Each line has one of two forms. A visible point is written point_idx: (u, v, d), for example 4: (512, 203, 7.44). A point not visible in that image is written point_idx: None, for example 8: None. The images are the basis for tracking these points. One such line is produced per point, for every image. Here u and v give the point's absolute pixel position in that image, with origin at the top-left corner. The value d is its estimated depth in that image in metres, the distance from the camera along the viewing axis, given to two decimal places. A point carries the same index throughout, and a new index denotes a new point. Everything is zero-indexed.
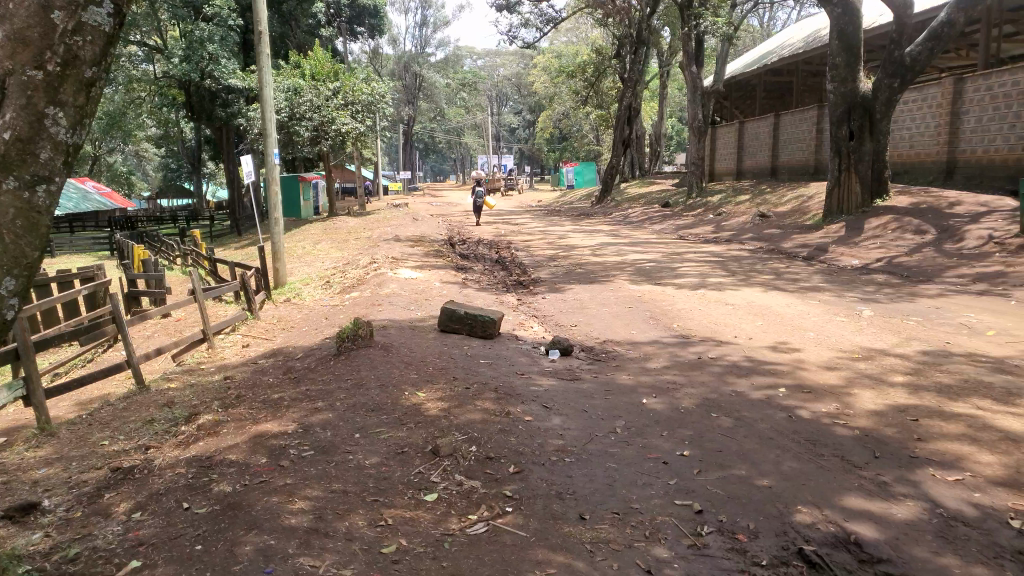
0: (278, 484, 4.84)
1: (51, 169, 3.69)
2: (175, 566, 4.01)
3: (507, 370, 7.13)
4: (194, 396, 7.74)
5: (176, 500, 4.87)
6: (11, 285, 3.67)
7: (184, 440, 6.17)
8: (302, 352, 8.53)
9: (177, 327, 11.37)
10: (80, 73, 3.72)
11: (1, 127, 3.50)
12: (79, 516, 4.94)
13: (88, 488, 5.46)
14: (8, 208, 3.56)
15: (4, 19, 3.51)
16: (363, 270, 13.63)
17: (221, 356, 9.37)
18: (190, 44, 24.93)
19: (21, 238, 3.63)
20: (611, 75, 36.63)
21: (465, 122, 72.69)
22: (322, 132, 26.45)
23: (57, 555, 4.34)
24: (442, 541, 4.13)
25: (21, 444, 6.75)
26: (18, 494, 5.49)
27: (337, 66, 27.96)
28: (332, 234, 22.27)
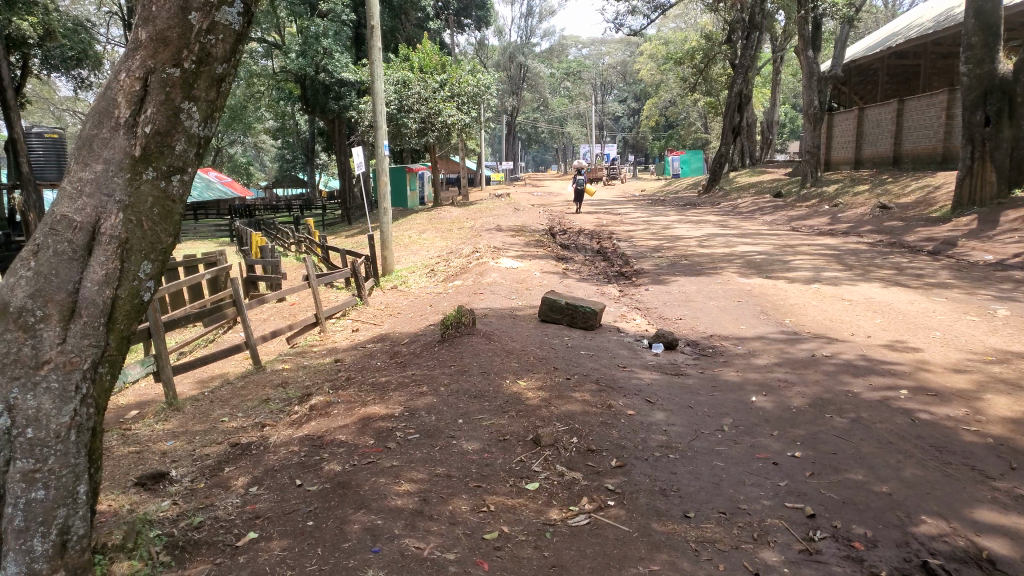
0: (385, 465, 4.99)
1: (185, 161, 3.97)
2: (289, 540, 4.22)
3: (608, 362, 7.07)
4: (306, 377, 8.09)
5: (290, 476, 5.11)
6: (148, 270, 3.94)
7: (296, 419, 6.45)
8: (407, 338, 8.75)
9: (292, 311, 11.89)
10: (213, 69, 3.93)
11: (143, 122, 3.77)
12: (202, 486, 5.26)
13: (211, 461, 5.81)
14: (147, 197, 3.84)
15: (148, 21, 3.76)
16: (465, 259, 13.82)
17: (332, 340, 9.74)
18: (307, 40, 25.97)
19: (156, 227, 3.90)
20: (721, 61, 35.46)
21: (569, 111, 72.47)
22: (428, 124, 26.99)
23: (183, 522, 4.66)
24: (544, 531, 4.15)
25: (152, 417, 7.25)
26: (149, 463, 5.89)
27: (445, 58, 28.41)
28: (437, 224, 22.70)
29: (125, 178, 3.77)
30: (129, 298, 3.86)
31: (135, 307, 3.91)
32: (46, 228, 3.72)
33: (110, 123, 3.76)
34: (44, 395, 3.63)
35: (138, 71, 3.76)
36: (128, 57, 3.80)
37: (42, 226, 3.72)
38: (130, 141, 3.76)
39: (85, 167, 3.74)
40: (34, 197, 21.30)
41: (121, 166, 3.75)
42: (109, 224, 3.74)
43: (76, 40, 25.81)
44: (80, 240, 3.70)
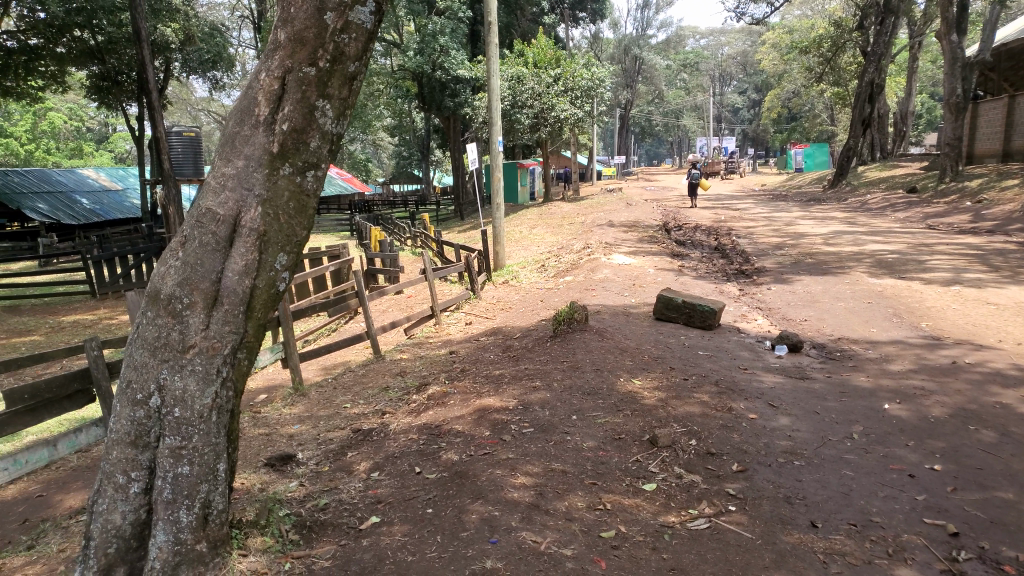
0: (502, 457, 5.04)
1: (318, 157, 4.13)
2: (409, 526, 4.33)
3: (727, 363, 6.85)
4: (423, 367, 8.29)
5: (410, 464, 5.25)
6: (284, 261, 4.13)
7: (415, 408, 6.62)
8: (520, 332, 8.81)
9: (409, 303, 12.24)
10: (345, 68, 4.07)
11: (281, 120, 3.96)
12: (327, 470, 5.49)
13: (334, 445, 6.05)
14: (284, 191, 4.02)
15: (286, 23, 3.93)
16: (577, 255, 13.77)
17: (447, 332, 9.95)
18: (425, 38, 26.60)
19: (292, 220, 4.09)
20: (851, 49, 33.67)
21: (685, 104, 70.86)
22: (541, 119, 27.09)
23: (310, 503, 4.87)
24: (662, 533, 4.07)
25: (280, 402, 7.62)
26: (278, 445, 6.20)
27: (559, 53, 28.40)
28: (549, 219, 22.77)
29: (263, 173, 3.96)
30: (266, 288, 4.05)
31: (271, 296, 4.10)
32: (193, 221, 3.98)
33: (251, 121, 3.97)
34: (189, 376, 3.87)
35: (277, 71, 3.95)
36: (268, 57, 3.99)
37: (190, 220, 3.99)
38: (269, 138, 3.95)
39: (228, 163, 3.97)
40: (174, 192, 22.87)
41: (261, 162, 3.95)
42: (250, 217, 3.95)
43: (213, 44, 27.58)
44: (223, 232, 3.92)
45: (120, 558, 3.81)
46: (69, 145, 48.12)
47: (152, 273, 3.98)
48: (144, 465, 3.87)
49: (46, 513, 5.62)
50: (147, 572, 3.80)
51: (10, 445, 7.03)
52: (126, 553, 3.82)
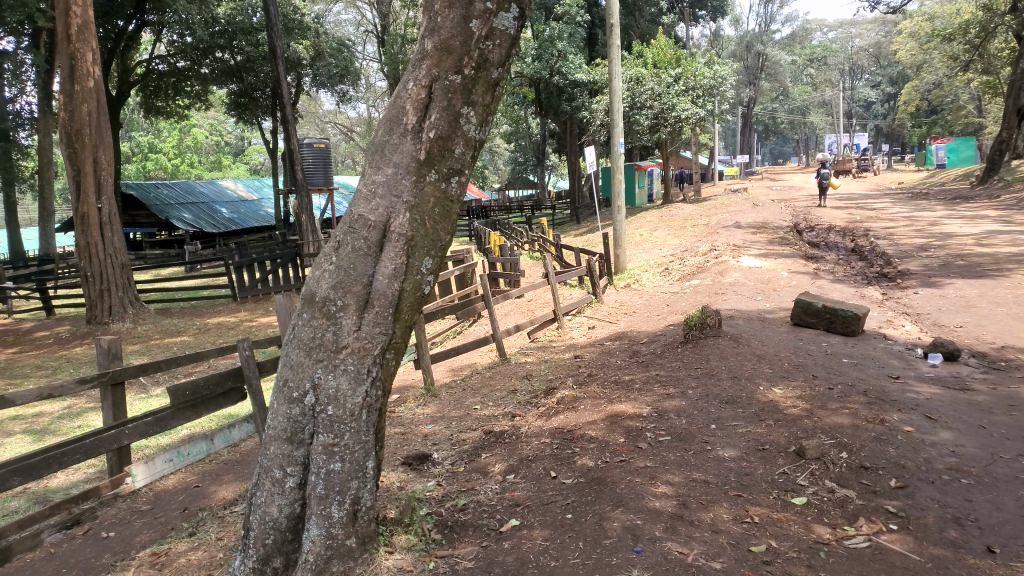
0: (639, 465, 4.94)
1: (462, 162, 4.19)
2: (550, 531, 4.32)
3: (876, 372, 6.46)
4: (550, 371, 8.30)
5: (545, 468, 5.25)
6: (429, 265, 4.20)
7: (545, 412, 6.62)
8: (648, 337, 8.67)
9: (531, 306, 12.31)
10: (489, 74, 4.12)
11: (427, 127, 4.05)
12: (462, 470, 5.56)
13: (468, 446, 6.13)
14: (430, 197, 4.11)
15: (434, 32, 4.02)
16: (701, 258, 13.43)
17: (571, 336, 9.92)
18: (542, 44, 26.81)
19: (437, 224, 4.17)
20: (1003, 33, 31.21)
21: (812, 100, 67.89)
22: (661, 120, 26.67)
23: (448, 503, 4.95)
24: (817, 550, 3.86)
25: (412, 402, 7.83)
26: (413, 444, 6.36)
27: (679, 52, 27.91)
28: (669, 222, 22.36)
29: (411, 180, 4.07)
30: (413, 290, 4.15)
31: (417, 299, 4.19)
32: (346, 226, 4.13)
33: (400, 129, 4.09)
34: (342, 376, 4.00)
35: (424, 79, 4.04)
36: (416, 67, 4.09)
37: (342, 225, 4.14)
38: (416, 146, 4.05)
39: (378, 171, 4.10)
40: (306, 200, 24.05)
41: (409, 169, 4.05)
42: (398, 223, 4.06)
43: (340, 58, 28.90)
44: (374, 237, 4.05)
45: (277, 549, 4.00)
46: (210, 158, 51.63)
47: (307, 278, 4.17)
48: (299, 460, 4.03)
49: (203, 503, 5.99)
50: (301, 563, 3.95)
51: (169, 438, 7.56)
52: (283, 545, 4.00)
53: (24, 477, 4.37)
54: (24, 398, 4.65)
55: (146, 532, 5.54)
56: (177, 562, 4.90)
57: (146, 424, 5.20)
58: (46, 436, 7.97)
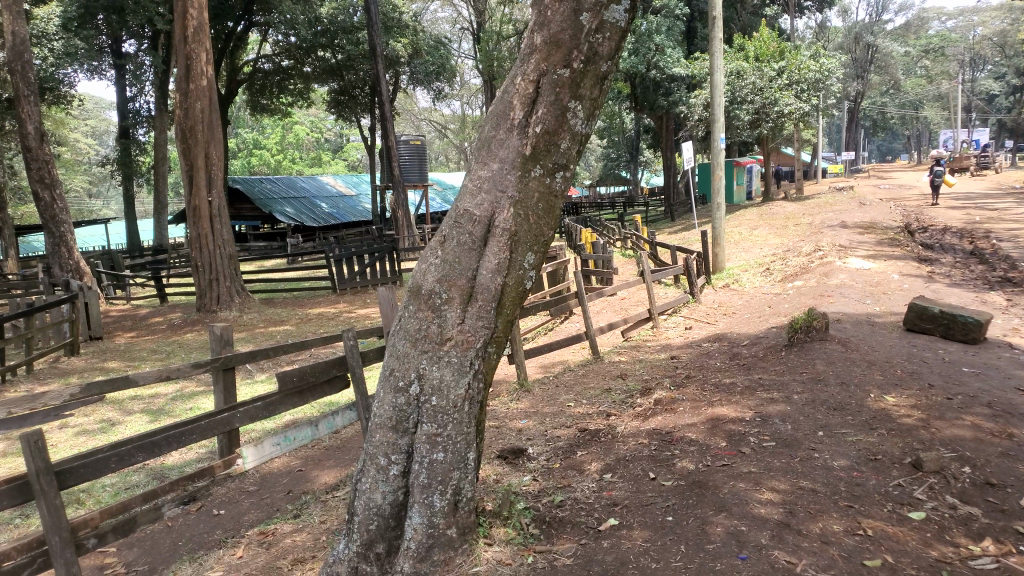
0: (742, 470, 4.80)
1: (568, 157, 4.16)
2: (650, 532, 4.25)
3: (1000, 383, 6.05)
4: (644, 370, 8.19)
5: (644, 468, 5.17)
6: (531, 260, 4.19)
7: (642, 412, 6.52)
8: (748, 339, 8.43)
9: (625, 305, 12.18)
10: (598, 68, 4.08)
11: (534, 122, 4.04)
12: (558, 466, 5.55)
13: (563, 443, 6.11)
14: (534, 192, 4.10)
15: (543, 26, 4.01)
16: (804, 258, 12.94)
17: (666, 336, 9.76)
18: (639, 38, 26.42)
19: (541, 219, 4.15)
20: None
21: (926, 93, 64.36)
22: (763, 115, 25.91)
23: (545, 499, 4.94)
24: (938, 569, 3.65)
25: (506, 396, 7.88)
26: (508, 439, 6.39)
27: (783, 44, 26.97)
28: (770, 220, 21.70)
29: (516, 175, 4.07)
30: (515, 285, 4.16)
31: (519, 294, 4.19)
32: (452, 221, 4.17)
33: (507, 124, 4.10)
34: (446, 367, 4.05)
35: (532, 74, 4.04)
36: (524, 61, 4.09)
37: (448, 220, 4.20)
38: (522, 141, 4.05)
39: (484, 166, 4.13)
40: (402, 195, 24.60)
41: (515, 164, 4.06)
42: (503, 218, 4.07)
43: (437, 56, 29.43)
44: (479, 232, 4.08)
45: (380, 535, 4.05)
46: (310, 154, 53.36)
47: (413, 271, 4.24)
48: (403, 449, 4.09)
49: (306, 487, 6.20)
50: (403, 551, 4.00)
51: (274, 422, 7.88)
52: (386, 531, 4.05)
53: (147, 454, 4.56)
54: (146, 379, 4.89)
55: (254, 511, 5.79)
56: (282, 542, 5.10)
57: (256, 408, 5.36)
58: (161, 416, 8.44)
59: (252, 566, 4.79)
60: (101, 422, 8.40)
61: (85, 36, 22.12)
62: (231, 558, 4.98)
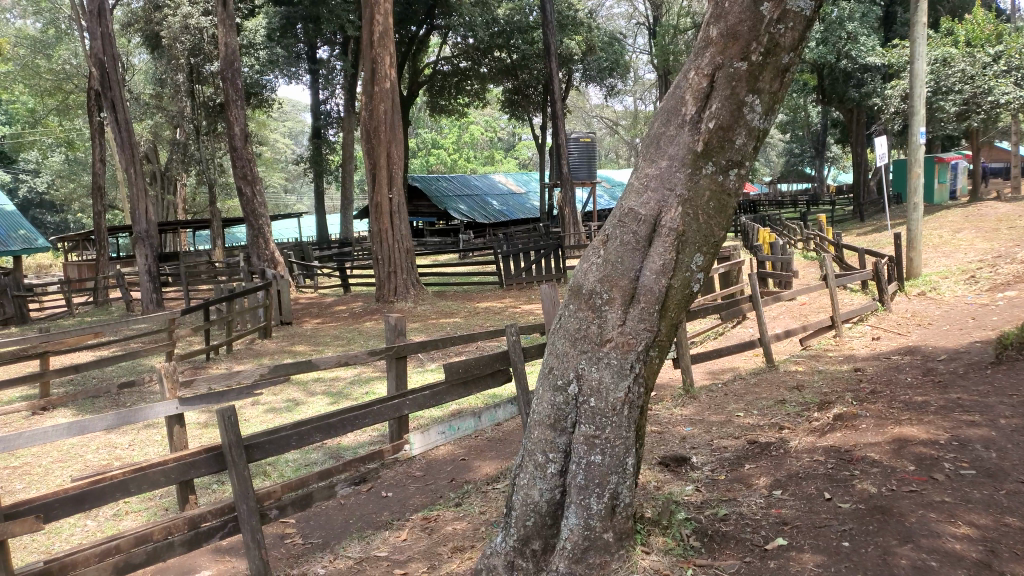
0: (933, 499, 4.32)
1: (744, 154, 3.92)
2: (823, 557, 3.93)
3: None
4: (823, 383, 7.62)
5: (818, 488, 4.79)
6: (700, 261, 3.99)
7: (817, 428, 6.05)
8: (945, 354, 7.61)
9: (803, 311, 11.45)
10: (779, 60, 3.81)
11: (707, 118, 3.86)
12: (723, 479, 5.27)
13: (729, 454, 5.81)
14: (705, 190, 3.91)
15: (720, 18, 3.81)
16: (1019, 266, 11.51)
17: (849, 346, 9.05)
18: (830, 26, 24.81)
19: (711, 219, 3.95)
20: None
21: None
22: (972, 106, 23.33)
23: (708, 511, 4.70)
24: None
25: (670, 401, 7.64)
26: (670, 445, 6.19)
27: (1001, 27, 24.25)
28: (977, 222, 19.56)
29: (686, 172, 3.90)
30: (681, 287, 3.97)
31: (686, 297, 4.00)
32: (616, 219, 4.07)
33: (678, 120, 3.94)
34: (605, 369, 3.96)
35: (706, 68, 3.85)
36: (698, 55, 3.91)
37: (612, 219, 4.09)
38: (694, 137, 3.88)
39: (652, 164, 3.99)
40: (571, 193, 24.73)
41: (685, 161, 3.89)
42: (669, 217, 3.92)
43: (611, 52, 29.33)
44: (643, 231, 3.95)
45: (537, 532, 4.02)
46: (484, 154, 55.13)
47: (575, 270, 4.17)
48: (561, 448, 4.05)
49: (468, 476, 6.34)
50: (559, 550, 3.95)
51: (441, 411, 8.18)
52: (542, 529, 4.02)
53: (323, 435, 4.84)
54: (326, 364, 5.20)
55: (418, 496, 6.02)
56: (444, 529, 5.25)
57: (424, 397, 5.52)
58: (340, 399, 9.03)
59: (415, 550, 4.97)
60: (288, 401, 9.13)
61: (286, 44, 24.99)
62: (395, 540, 5.20)
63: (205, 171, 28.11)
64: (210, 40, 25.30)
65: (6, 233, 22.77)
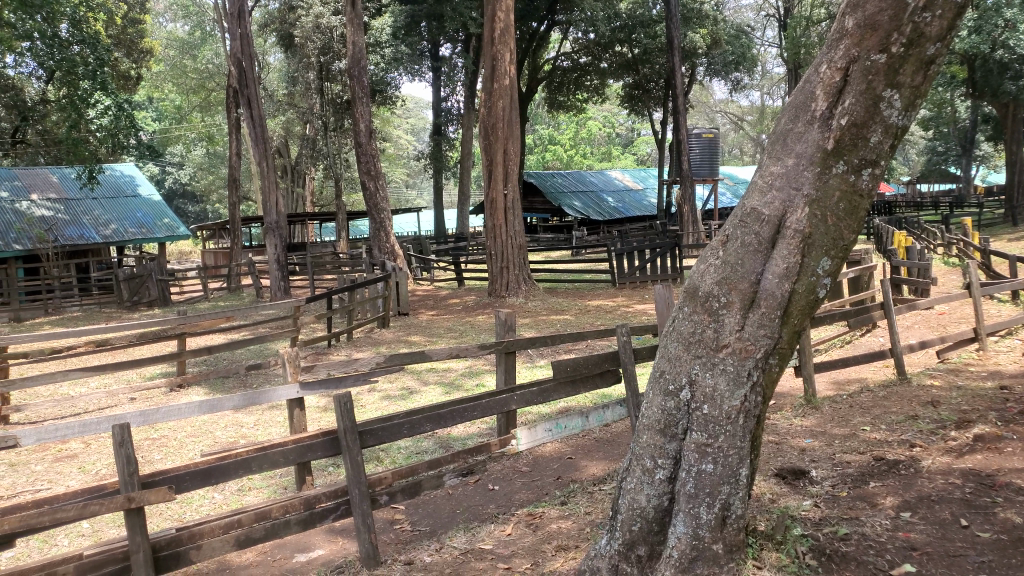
0: None
1: (878, 153, 3.66)
2: None
3: None
4: (963, 400, 7.05)
5: (953, 514, 4.45)
6: (827, 266, 3.75)
7: (954, 448, 5.60)
8: None
9: (942, 321, 10.65)
10: (924, 51, 3.52)
11: (839, 114, 3.62)
12: (845, 495, 4.95)
13: (853, 470, 5.45)
14: (835, 191, 3.68)
15: (857, 8, 3.58)
16: None
17: (994, 361, 8.33)
18: (983, 13, 22.65)
19: (841, 222, 3.71)
20: None
21: None
22: None
23: (827, 528, 4.42)
24: None
25: (789, 411, 7.27)
26: (787, 457, 5.90)
27: None
28: None
29: (815, 171, 3.68)
30: (805, 293, 3.75)
31: (810, 303, 3.78)
32: (738, 219, 3.89)
33: (807, 116, 3.73)
34: (721, 375, 3.79)
35: (840, 61, 3.62)
36: (832, 48, 3.68)
37: (733, 219, 3.92)
38: (824, 135, 3.65)
39: (778, 162, 3.79)
40: (691, 190, 24.15)
41: (813, 160, 3.67)
42: (796, 218, 3.71)
43: (737, 45, 28.41)
44: (766, 232, 3.76)
45: (643, 537, 3.91)
46: (600, 149, 54.77)
47: (692, 271, 4.02)
48: (671, 454, 3.92)
49: (574, 475, 6.29)
50: (664, 559, 3.82)
51: (549, 408, 8.16)
52: (649, 535, 3.91)
53: (434, 425, 4.93)
54: (439, 356, 5.28)
55: (524, 492, 6.02)
56: (549, 527, 5.22)
57: (532, 393, 5.50)
58: (452, 390, 9.17)
59: (519, 545, 4.97)
60: (402, 390, 9.38)
61: (410, 41, 25.51)
62: (500, 533, 5.22)
63: (332, 165, 29.37)
64: (338, 39, 26.33)
65: (153, 221, 24.64)
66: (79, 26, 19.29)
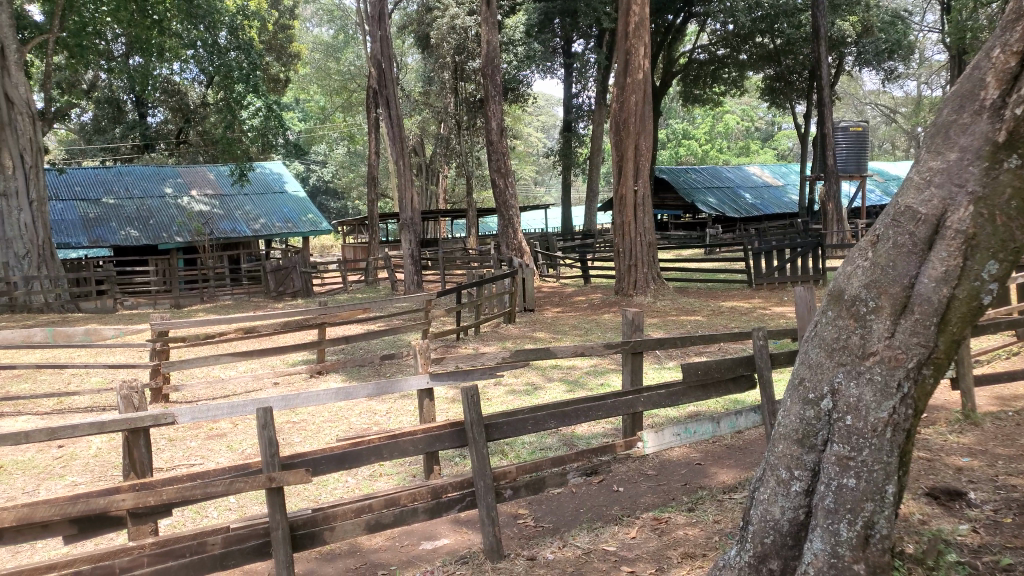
0: None
1: None
2: None
3: None
4: None
5: None
6: (994, 269, 3.42)
7: None
8: None
9: None
10: None
11: (1014, 103, 3.30)
12: (1009, 522, 4.50)
13: (1018, 495, 4.95)
14: (1005, 188, 3.35)
15: None
16: None
17: None
18: None
19: (1012, 221, 3.37)
20: None
21: None
22: None
23: (987, 557, 4.02)
24: None
25: (944, 427, 6.72)
26: (941, 476, 5.45)
27: None
28: None
29: (982, 167, 3.36)
30: (967, 299, 3.43)
31: (973, 310, 3.45)
32: (889, 218, 3.60)
33: (974, 106, 3.41)
34: (867, 385, 3.53)
35: (1016, 45, 3.31)
36: (1006, 30, 3.37)
37: (884, 217, 3.64)
38: (994, 126, 3.34)
39: (937, 156, 3.49)
40: (835, 187, 22.98)
41: (980, 154, 3.36)
42: (957, 217, 3.39)
43: (892, 32, 26.51)
44: (923, 233, 3.45)
45: (775, 551, 3.72)
46: (738, 144, 53.06)
47: (836, 272, 3.77)
48: (809, 466, 3.69)
49: (703, 482, 6.08)
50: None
51: (678, 411, 7.97)
52: (782, 549, 3.71)
53: (559, 422, 4.91)
54: (564, 353, 5.25)
55: (650, 495, 5.89)
56: (675, 533, 5.08)
57: (659, 395, 5.36)
58: (576, 388, 9.13)
59: (644, 549, 4.86)
60: (527, 385, 9.44)
61: (543, 39, 25.73)
62: (624, 536, 5.12)
63: (465, 162, 30.13)
64: (473, 39, 26.95)
65: (298, 216, 26.09)
66: (237, 33, 20.67)
